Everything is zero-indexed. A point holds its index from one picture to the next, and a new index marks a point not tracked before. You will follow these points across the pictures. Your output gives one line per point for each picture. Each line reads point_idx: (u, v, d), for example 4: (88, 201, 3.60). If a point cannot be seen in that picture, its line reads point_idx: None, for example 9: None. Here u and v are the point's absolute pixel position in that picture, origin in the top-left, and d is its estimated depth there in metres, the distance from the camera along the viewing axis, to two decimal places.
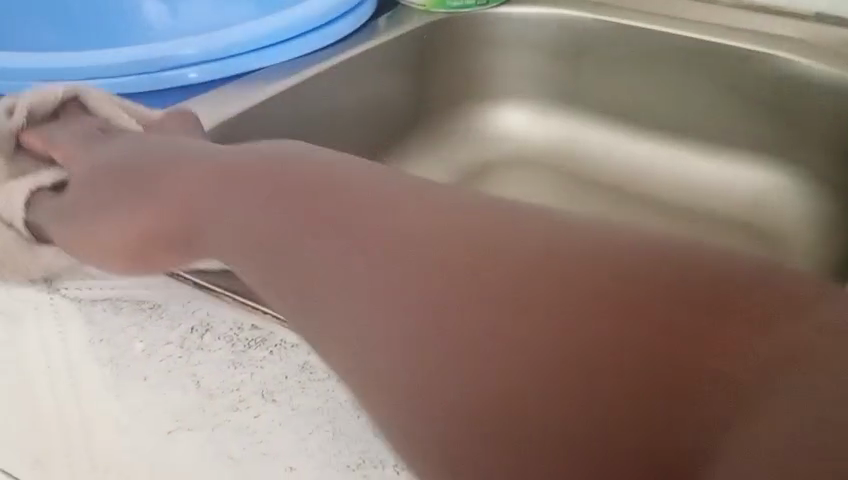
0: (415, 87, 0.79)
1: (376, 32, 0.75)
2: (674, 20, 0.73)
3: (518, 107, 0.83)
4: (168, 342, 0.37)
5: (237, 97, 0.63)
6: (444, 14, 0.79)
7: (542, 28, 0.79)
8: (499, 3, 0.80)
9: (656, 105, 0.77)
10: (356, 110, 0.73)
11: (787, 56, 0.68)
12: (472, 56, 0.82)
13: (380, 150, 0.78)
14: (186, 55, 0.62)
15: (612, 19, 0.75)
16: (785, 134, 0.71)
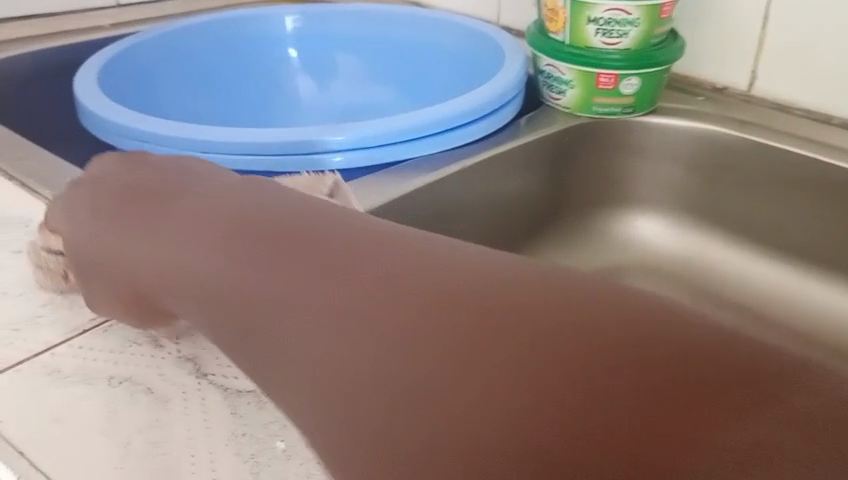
0: (552, 187, 0.82)
1: (516, 133, 0.78)
2: (811, 142, 0.76)
3: (653, 215, 0.86)
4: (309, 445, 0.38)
5: (382, 189, 0.66)
6: (587, 118, 0.81)
7: (686, 142, 0.81)
8: (644, 112, 0.81)
9: (794, 234, 0.78)
10: (496, 207, 0.77)
11: None
12: (607, 162, 0.84)
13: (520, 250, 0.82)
14: (332, 141, 0.67)
15: (757, 139, 0.77)
16: None
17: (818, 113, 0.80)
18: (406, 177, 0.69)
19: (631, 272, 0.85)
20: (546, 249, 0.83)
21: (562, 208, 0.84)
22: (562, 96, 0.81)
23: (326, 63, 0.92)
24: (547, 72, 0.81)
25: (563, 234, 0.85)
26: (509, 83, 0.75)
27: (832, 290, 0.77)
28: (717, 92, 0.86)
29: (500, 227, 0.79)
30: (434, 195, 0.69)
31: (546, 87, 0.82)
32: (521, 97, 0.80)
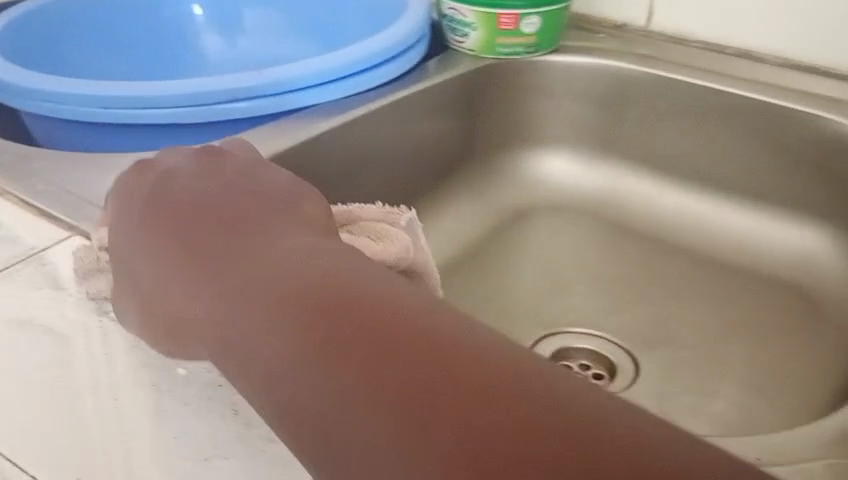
0: (462, 129, 0.83)
1: (424, 76, 0.79)
2: (710, 73, 0.79)
3: (561, 152, 0.87)
4: (209, 370, 0.40)
5: (288, 134, 0.67)
6: (492, 60, 0.82)
7: (589, 78, 0.83)
8: (547, 51, 0.83)
9: (697, 162, 0.81)
10: (408, 151, 0.78)
11: (833, 119, 0.72)
12: (515, 102, 0.86)
13: (435, 192, 0.83)
14: (237, 88, 0.67)
15: (658, 72, 0.80)
16: (820, 197, 0.75)
17: (711, 44, 0.83)
18: (313, 122, 0.69)
19: (541, 209, 0.86)
20: (462, 191, 0.85)
21: (475, 150, 0.86)
22: (466, 39, 0.82)
23: (230, 18, 0.91)
24: (449, 16, 0.82)
25: (477, 176, 0.86)
26: (412, 27, 0.77)
27: (736, 209, 0.80)
28: (616, 28, 0.88)
29: (414, 170, 0.80)
30: (341, 139, 0.70)
31: (450, 31, 0.83)
32: (426, 40, 0.81)
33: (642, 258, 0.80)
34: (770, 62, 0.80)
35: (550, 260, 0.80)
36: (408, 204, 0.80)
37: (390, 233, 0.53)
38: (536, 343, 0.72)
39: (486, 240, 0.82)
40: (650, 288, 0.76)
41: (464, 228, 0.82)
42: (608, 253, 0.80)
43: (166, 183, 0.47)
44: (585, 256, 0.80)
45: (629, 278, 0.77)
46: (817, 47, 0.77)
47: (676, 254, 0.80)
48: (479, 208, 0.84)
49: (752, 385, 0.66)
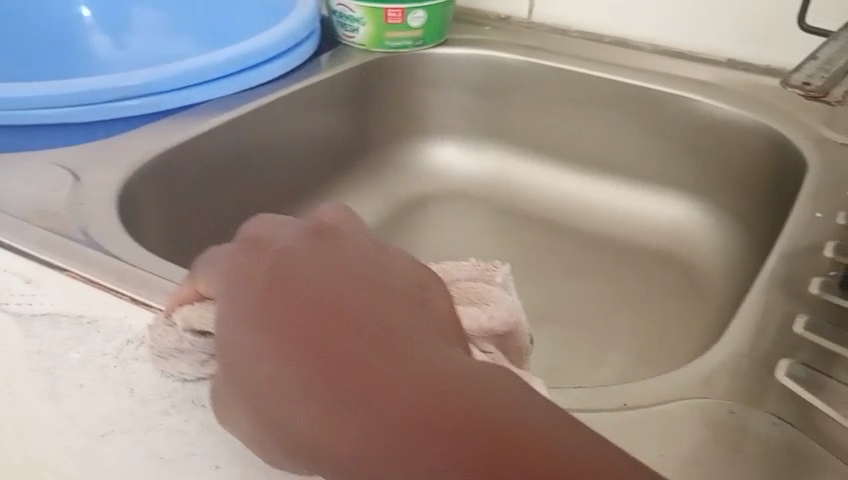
0: (356, 122, 0.86)
1: (315, 71, 0.81)
2: (589, 61, 0.83)
3: (453, 142, 0.91)
4: (105, 353, 0.41)
5: (180, 129, 0.68)
6: (382, 53, 0.85)
7: (476, 69, 0.87)
8: (434, 44, 0.86)
9: (581, 146, 0.85)
10: (303, 144, 0.80)
11: (701, 100, 0.77)
12: (407, 94, 0.88)
13: (333, 184, 0.85)
14: (127, 86, 0.67)
15: (539, 62, 0.84)
16: (693, 172, 0.80)
17: (590, 33, 0.88)
18: (206, 117, 0.71)
19: (437, 198, 0.89)
20: (359, 182, 0.87)
21: (370, 143, 0.88)
22: (355, 34, 0.84)
23: (119, 17, 0.91)
24: (338, 11, 0.84)
25: (374, 167, 0.88)
26: (300, 23, 0.79)
27: (618, 187, 0.85)
28: (501, 21, 0.91)
29: (311, 162, 0.82)
30: (234, 134, 0.72)
31: (340, 27, 0.85)
32: (316, 36, 0.83)
33: (533, 239, 0.83)
34: (644, 49, 0.85)
35: (447, 245, 0.83)
36: (306, 195, 0.82)
37: (492, 293, 0.42)
38: None
39: (384, 229, 0.84)
40: (542, 265, 0.80)
41: (362, 218, 0.84)
42: (502, 235, 0.84)
43: (267, 245, 0.40)
44: (480, 239, 0.84)
45: (522, 259, 0.81)
46: (685, 33, 0.82)
47: (565, 233, 0.84)
48: (376, 198, 0.87)
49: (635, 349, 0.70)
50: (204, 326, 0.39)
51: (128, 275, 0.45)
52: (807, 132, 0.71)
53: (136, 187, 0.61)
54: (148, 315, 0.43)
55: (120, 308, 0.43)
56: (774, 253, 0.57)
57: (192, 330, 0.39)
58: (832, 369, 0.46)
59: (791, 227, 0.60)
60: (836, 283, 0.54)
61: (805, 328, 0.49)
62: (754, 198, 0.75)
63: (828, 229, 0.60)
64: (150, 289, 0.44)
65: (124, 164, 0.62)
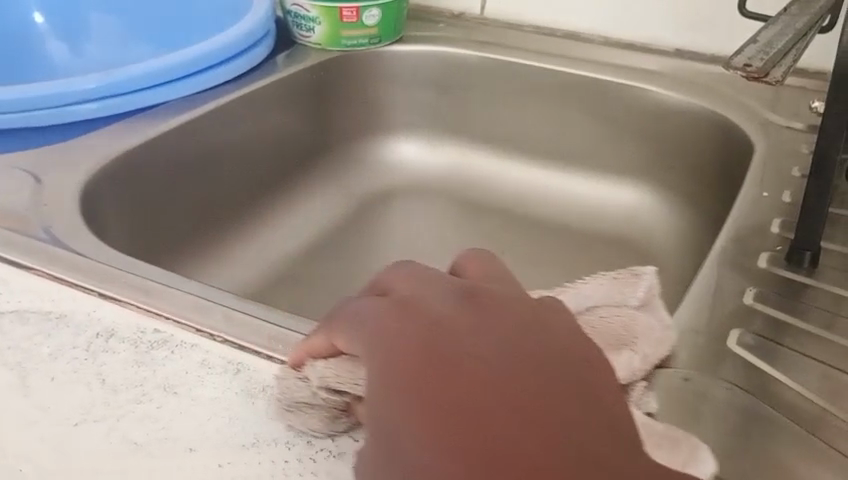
0: (315, 120, 0.87)
1: (273, 70, 0.82)
2: (543, 55, 0.85)
3: (411, 139, 0.92)
4: (75, 346, 0.42)
5: (139, 130, 0.69)
6: (338, 52, 0.86)
7: (432, 65, 0.88)
8: (390, 42, 0.87)
9: (539, 137, 0.87)
10: (262, 143, 0.81)
11: (652, 89, 0.79)
12: (365, 92, 0.89)
13: (294, 182, 0.85)
14: (84, 89, 0.68)
15: (495, 56, 0.85)
16: (647, 159, 0.82)
17: (542, 28, 0.90)
18: (164, 118, 0.71)
19: (398, 194, 0.90)
20: (321, 180, 0.87)
21: (330, 141, 0.89)
22: (311, 34, 0.85)
23: (74, 22, 0.91)
24: (293, 11, 0.85)
25: (334, 165, 0.89)
26: (255, 23, 0.80)
27: (575, 177, 0.86)
28: (455, 18, 0.93)
29: (271, 161, 0.82)
30: (194, 134, 0.72)
31: (296, 27, 0.86)
32: (272, 36, 0.84)
33: (494, 230, 0.85)
34: (595, 41, 0.87)
35: (409, 239, 0.84)
36: (268, 193, 0.82)
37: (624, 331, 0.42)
38: None
39: (347, 225, 0.85)
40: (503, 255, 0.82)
41: (323, 214, 0.85)
42: (463, 227, 0.85)
43: (419, 306, 0.36)
44: (442, 232, 0.85)
45: (483, 250, 0.83)
46: (634, 25, 0.85)
47: (524, 223, 0.85)
48: (338, 195, 0.88)
49: None
50: (340, 386, 0.36)
51: (95, 270, 0.46)
52: (753, 117, 0.74)
53: (97, 188, 0.62)
54: (116, 308, 0.43)
55: (88, 302, 0.44)
56: (724, 232, 0.59)
57: (321, 386, 0.37)
58: (782, 338, 0.48)
59: (739, 207, 0.62)
60: (783, 258, 0.56)
61: (754, 300, 0.52)
62: (705, 182, 0.78)
63: (775, 207, 0.62)
64: (117, 283, 0.45)
65: (85, 165, 0.62)
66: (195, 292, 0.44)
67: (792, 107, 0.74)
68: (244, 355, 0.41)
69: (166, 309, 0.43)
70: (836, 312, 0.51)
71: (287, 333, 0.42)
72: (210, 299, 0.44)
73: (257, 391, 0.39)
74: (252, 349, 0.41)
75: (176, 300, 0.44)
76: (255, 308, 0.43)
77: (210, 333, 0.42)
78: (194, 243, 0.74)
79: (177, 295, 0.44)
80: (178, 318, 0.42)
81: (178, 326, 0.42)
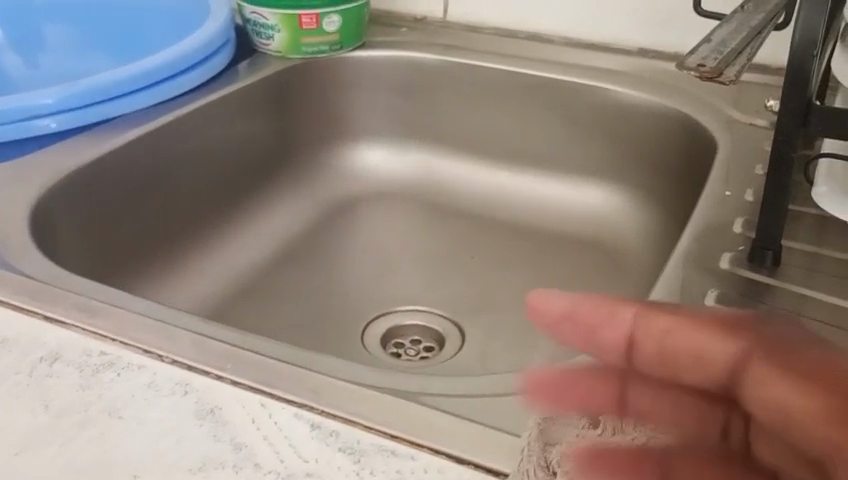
0: (278, 129, 0.86)
1: (234, 79, 0.81)
2: (506, 57, 0.84)
3: (376, 145, 0.91)
4: (18, 371, 0.41)
5: (96, 143, 0.68)
6: (300, 59, 0.85)
7: (395, 69, 0.87)
8: (351, 48, 0.87)
9: (505, 139, 0.86)
10: (225, 154, 0.80)
11: (615, 89, 0.79)
12: (328, 99, 0.88)
13: (259, 191, 0.84)
14: (42, 105, 0.68)
15: (458, 60, 0.85)
16: (613, 159, 0.82)
17: (504, 30, 0.89)
18: (122, 131, 0.70)
19: (363, 201, 0.89)
20: (286, 189, 0.86)
21: (293, 150, 0.88)
22: (271, 42, 0.85)
23: (32, 38, 0.89)
24: (253, 20, 0.85)
25: (298, 174, 0.88)
26: (215, 32, 0.79)
27: (540, 179, 0.86)
28: (417, 22, 0.92)
29: (234, 171, 0.81)
30: (153, 146, 0.71)
31: (255, 35, 0.85)
32: (232, 45, 0.83)
33: (462, 234, 0.84)
34: (557, 42, 0.87)
35: (376, 247, 0.83)
36: (230, 204, 0.81)
37: None
38: (368, 323, 0.75)
39: (314, 234, 0.84)
40: (471, 259, 0.81)
41: (288, 223, 0.84)
42: (431, 233, 0.85)
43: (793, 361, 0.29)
44: (410, 238, 0.84)
45: (451, 255, 0.82)
46: (596, 25, 0.84)
47: (491, 226, 0.85)
48: (304, 203, 0.86)
49: (564, 335, 0.71)
50: None
51: (43, 293, 0.45)
52: (717, 114, 0.73)
53: (49, 203, 0.61)
54: (64, 332, 0.42)
55: (34, 327, 0.43)
56: (686, 232, 0.59)
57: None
58: None
59: (702, 206, 0.62)
60: (746, 257, 0.56)
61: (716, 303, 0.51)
62: (671, 181, 0.77)
63: (738, 206, 0.62)
64: (63, 304, 0.44)
65: (37, 181, 0.62)
66: (144, 313, 0.44)
67: (755, 104, 0.74)
68: (193, 377, 0.40)
69: (116, 331, 0.42)
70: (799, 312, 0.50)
71: (240, 352, 0.41)
72: (159, 320, 0.43)
73: (205, 412, 0.38)
74: (200, 369, 0.40)
75: (127, 323, 0.43)
76: (209, 327, 0.43)
77: (158, 355, 0.41)
78: (154, 257, 0.73)
79: (128, 318, 0.43)
80: (126, 340, 0.42)
81: (126, 347, 0.42)
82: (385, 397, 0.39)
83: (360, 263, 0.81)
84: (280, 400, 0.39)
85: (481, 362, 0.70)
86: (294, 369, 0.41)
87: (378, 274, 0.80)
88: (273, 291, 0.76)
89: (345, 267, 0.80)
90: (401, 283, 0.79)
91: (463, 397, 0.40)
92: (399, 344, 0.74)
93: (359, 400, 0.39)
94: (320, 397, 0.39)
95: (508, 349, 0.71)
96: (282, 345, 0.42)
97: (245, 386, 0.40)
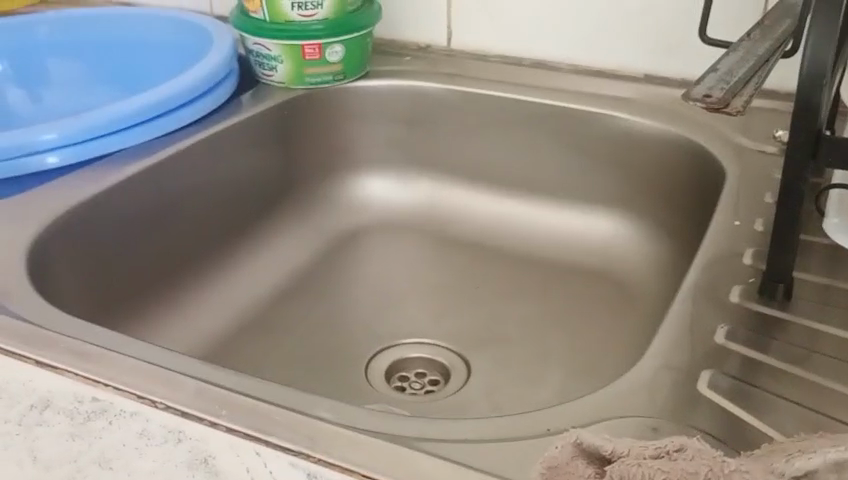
0: (281, 160, 0.85)
1: (238, 110, 0.80)
2: (510, 85, 0.84)
3: (380, 175, 0.90)
4: (9, 419, 0.42)
5: (98, 178, 0.67)
6: (303, 90, 0.84)
7: (399, 98, 0.87)
8: (355, 77, 0.86)
9: (510, 168, 0.85)
10: (228, 186, 0.79)
11: (621, 116, 0.78)
12: (332, 128, 0.88)
13: (262, 223, 0.83)
14: (44, 140, 0.67)
15: (462, 89, 0.84)
16: (620, 187, 0.81)
17: (509, 58, 0.88)
18: (123, 165, 0.69)
19: (368, 231, 0.88)
20: (290, 221, 0.85)
21: (297, 180, 0.87)
22: (274, 73, 0.84)
23: (33, 71, 0.89)
24: (256, 51, 0.84)
25: (302, 205, 0.87)
26: (219, 64, 0.78)
27: (546, 208, 0.85)
28: (421, 51, 0.92)
29: (237, 203, 0.81)
30: (154, 180, 0.71)
31: (258, 66, 0.85)
32: (235, 76, 0.83)
33: (468, 265, 0.83)
34: (561, 69, 0.86)
35: (381, 278, 0.82)
36: (232, 237, 0.80)
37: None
38: (372, 357, 0.74)
39: (317, 266, 0.83)
40: (477, 290, 0.80)
41: (292, 254, 0.83)
42: (436, 263, 0.83)
43: None
44: (416, 269, 0.83)
45: (457, 286, 0.81)
46: (601, 53, 0.84)
47: (497, 256, 0.84)
48: (307, 235, 0.86)
49: (571, 369, 0.70)
50: None
51: (35, 336, 0.44)
52: (725, 142, 0.72)
53: (46, 241, 0.60)
54: (56, 378, 0.41)
55: (27, 373, 0.42)
56: (695, 265, 0.57)
57: None
58: (757, 377, 0.46)
59: (711, 237, 0.60)
60: (756, 291, 0.54)
61: (726, 338, 0.50)
62: (679, 210, 0.76)
63: (748, 237, 0.60)
64: (55, 348, 0.43)
65: (35, 219, 0.61)
66: (138, 356, 0.43)
67: (764, 131, 0.73)
68: (186, 424, 0.39)
69: (109, 376, 0.41)
70: (813, 348, 0.49)
71: (234, 397, 0.40)
72: (152, 362, 0.42)
73: (198, 462, 0.39)
74: (195, 416, 0.39)
75: (121, 366, 0.42)
76: (204, 370, 0.42)
77: (152, 400, 0.40)
78: (155, 291, 0.72)
79: (121, 361, 0.42)
80: (120, 385, 0.41)
81: (120, 393, 0.40)
82: (383, 443, 0.38)
83: (365, 296, 0.80)
84: (275, 447, 0.38)
85: (485, 397, 0.69)
86: (290, 414, 0.39)
87: (383, 306, 0.79)
88: (275, 325, 0.75)
89: (349, 299, 0.79)
90: (406, 316, 0.78)
91: (464, 442, 0.38)
92: (404, 377, 0.72)
93: (355, 447, 0.38)
94: (314, 443, 0.38)
95: (514, 384, 0.69)
96: (278, 388, 0.41)
97: (239, 434, 0.38)
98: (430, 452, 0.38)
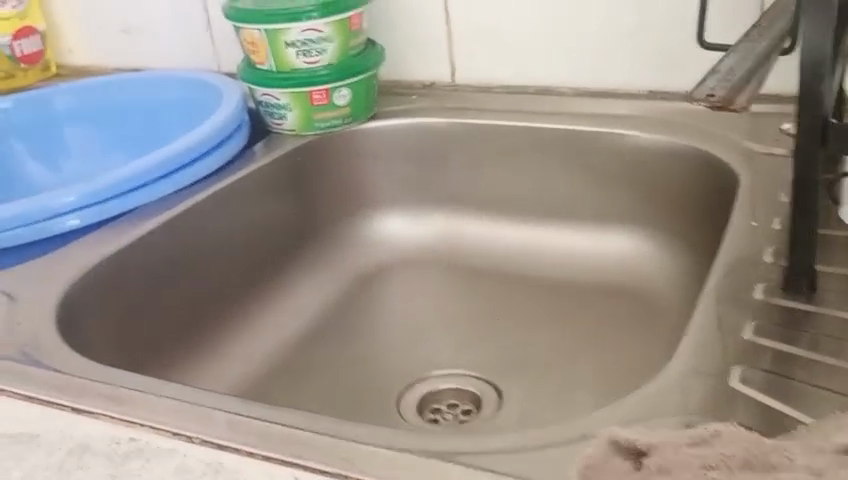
0: (297, 206, 0.86)
1: (251, 160, 0.82)
2: (516, 113, 0.85)
3: (396, 213, 0.91)
4: (46, 467, 0.40)
5: (120, 235, 0.69)
6: (314, 135, 0.86)
7: (409, 136, 0.88)
8: (364, 119, 0.87)
9: (524, 194, 0.86)
10: (247, 234, 0.80)
11: (629, 133, 0.79)
12: (345, 171, 0.89)
13: (284, 269, 0.84)
14: (64, 203, 0.69)
15: (470, 121, 0.85)
16: (635, 203, 0.81)
17: (513, 87, 0.90)
18: (144, 221, 0.71)
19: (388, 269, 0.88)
20: (311, 264, 0.86)
21: (315, 224, 0.88)
22: (285, 121, 0.86)
23: (50, 143, 0.91)
24: (264, 101, 0.86)
25: (322, 248, 0.88)
26: (229, 116, 0.80)
27: (563, 230, 0.85)
28: (427, 88, 0.93)
29: (257, 251, 0.82)
30: (175, 233, 0.72)
31: (268, 115, 0.87)
32: (247, 127, 0.84)
33: (491, 293, 0.83)
34: (566, 93, 0.87)
35: (406, 314, 0.82)
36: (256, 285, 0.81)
37: None
38: (403, 391, 0.74)
39: (342, 307, 0.83)
40: (502, 317, 0.80)
41: (315, 297, 0.84)
42: (459, 294, 0.84)
43: None
44: (439, 302, 0.83)
45: (482, 315, 0.81)
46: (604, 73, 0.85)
47: (519, 282, 0.84)
48: (329, 277, 0.86)
49: (603, 386, 0.69)
50: None
51: (68, 385, 0.45)
52: (735, 148, 0.73)
53: (74, 300, 0.61)
54: (92, 423, 0.42)
55: (63, 421, 0.43)
56: (716, 267, 0.57)
57: None
58: (790, 370, 0.46)
59: (730, 239, 0.61)
60: (780, 286, 0.54)
61: (754, 334, 0.50)
62: (696, 219, 0.76)
63: (766, 236, 0.60)
64: (89, 395, 0.44)
65: (63, 278, 0.63)
66: (170, 395, 0.43)
67: (772, 134, 0.74)
68: (224, 455, 0.39)
69: (144, 416, 0.42)
70: (843, 337, 0.49)
71: (268, 426, 0.40)
72: (185, 400, 0.43)
73: None
74: (231, 447, 0.40)
75: (154, 407, 0.43)
76: (236, 403, 0.42)
77: (188, 436, 0.41)
78: (184, 343, 0.73)
79: (155, 402, 0.43)
80: (156, 424, 0.42)
81: (156, 432, 0.41)
82: (419, 459, 0.38)
83: (391, 332, 0.80)
84: (313, 471, 0.38)
85: (520, 422, 0.69)
86: (324, 438, 0.40)
87: (410, 341, 0.79)
88: (305, 367, 0.76)
89: (376, 336, 0.80)
90: (433, 348, 0.78)
91: (501, 452, 0.38)
92: (437, 409, 0.72)
93: (392, 465, 0.38)
94: (351, 464, 0.38)
95: (547, 406, 0.69)
96: (311, 414, 0.41)
97: (277, 461, 0.39)
98: (467, 464, 0.38)
